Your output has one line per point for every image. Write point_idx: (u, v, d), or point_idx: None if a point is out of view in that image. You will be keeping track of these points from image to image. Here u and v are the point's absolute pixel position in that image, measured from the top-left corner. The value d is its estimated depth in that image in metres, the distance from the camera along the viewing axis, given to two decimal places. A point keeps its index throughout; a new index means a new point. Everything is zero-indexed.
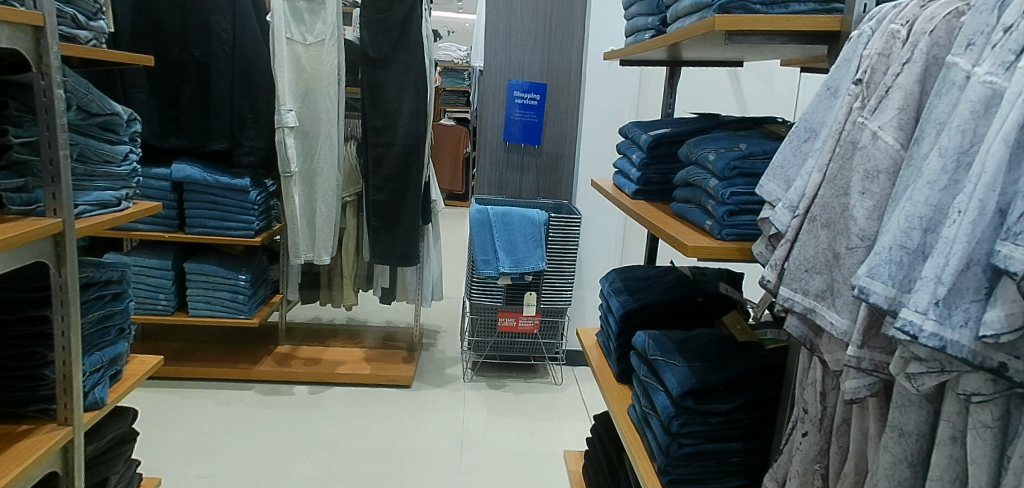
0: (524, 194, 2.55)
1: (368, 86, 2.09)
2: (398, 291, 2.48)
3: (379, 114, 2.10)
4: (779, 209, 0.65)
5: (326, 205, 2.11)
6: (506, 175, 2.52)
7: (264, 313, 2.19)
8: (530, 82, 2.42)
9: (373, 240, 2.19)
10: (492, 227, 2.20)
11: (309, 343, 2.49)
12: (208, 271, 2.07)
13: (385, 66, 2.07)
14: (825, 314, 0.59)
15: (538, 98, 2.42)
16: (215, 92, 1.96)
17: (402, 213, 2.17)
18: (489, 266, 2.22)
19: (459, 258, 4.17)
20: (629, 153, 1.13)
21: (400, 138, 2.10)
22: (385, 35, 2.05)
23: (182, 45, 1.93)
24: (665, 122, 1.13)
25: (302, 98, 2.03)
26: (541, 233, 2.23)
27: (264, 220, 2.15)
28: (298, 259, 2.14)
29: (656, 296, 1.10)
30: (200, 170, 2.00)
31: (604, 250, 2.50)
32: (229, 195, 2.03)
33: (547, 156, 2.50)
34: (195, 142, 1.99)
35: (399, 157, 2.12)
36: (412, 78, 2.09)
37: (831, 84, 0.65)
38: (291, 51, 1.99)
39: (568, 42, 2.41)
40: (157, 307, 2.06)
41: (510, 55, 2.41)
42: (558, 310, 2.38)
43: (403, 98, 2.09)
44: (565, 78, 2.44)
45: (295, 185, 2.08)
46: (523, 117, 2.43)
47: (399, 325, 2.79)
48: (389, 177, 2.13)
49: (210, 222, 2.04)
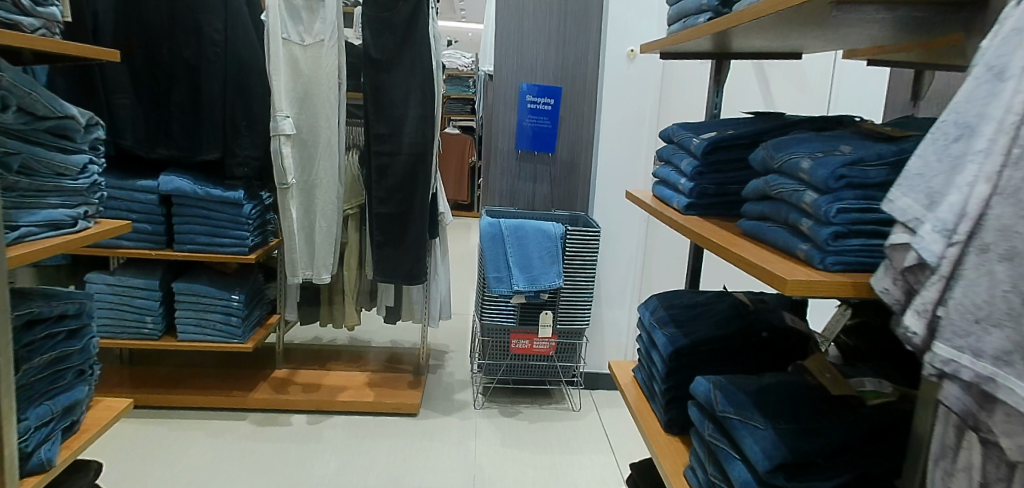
0: (537, 205, 2.38)
1: (370, 89, 1.93)
2: (404, 310, 2.31)
3: (383, 120, 1.94)
4: (924, 234, 0.48)
5: (327, 219, 1.94)
6: (518, 185, 2.35)
7: (260, 337, 2.02)
8: (543, 85, 2.25)
9: (377, 256, 2.02)
10: (505, 242, 2.05)
11: (307, 367, 2.32)
12: (197, 292, 1.90)
13: (389, 68, 1.92)
14: (1013, 386, 0.40)
15: (552, 103, 2.26)
16: (205, 97, 1.81)
17: (408, 227, 2.00)
18: (502, 284, 2.05)
19: (467, 272, 4.00)
20: (675, 160, 0.96)
21: (405, 147, 1.94)
22: (389, 36, 1.90)
23: (169, 46, 1.78)
24: (716, 123, 0.96)
25: (300, 103, 1.89)
26: (558, 248, 2.06)
27: (259, 235, 2.00)
28: (295, 278, 1.96)
29: (711, 329, 0.92)
30: (190, 182, 1.84)
31: (625, 265, 2.32)
32: (220, 208, 1.87)
33: (562, 163, 2.32)
34: (185, 152, 1.84)
35: (405, 167, 1.96)
36: (418, 80, 1.94)
37: (991, 63, 0.47)
38: (288, 53, 1.85)
39: (584, 42, 2.23)
40: (142, 331, 1.89)
41: (522, 58, 2.24)
42: (576, 331, 2.20)
43: (409, 104, 1.94)
44: (581, 80, 2.27)
45: (292, 197, 1.92)
46: (536, 123, 2.27)
47: (405, 346, 2.61)
48: (393, 188, 1.97)
49: (200, 238, 1.88)
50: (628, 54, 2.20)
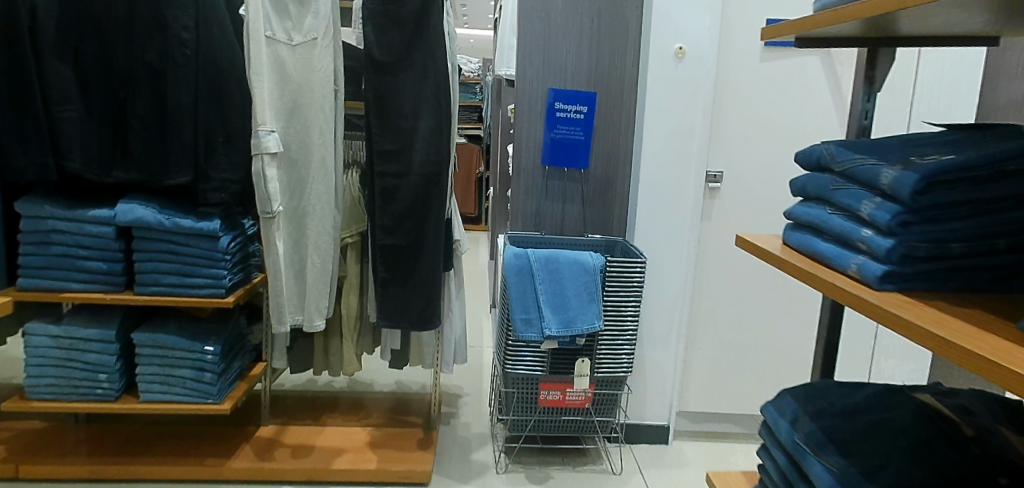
0: (566, 229, 2.05)
1: (372, 97, 1.61)
2: (412, 354, 2.00)
3: (389, 136, 1.61)
4: None
5: (320, 253, 1.61)
6: (544, 205, 2.02)
7: (240, 393, 1.69)
8: (575, 91, 1.93)
9: (381, 296, 1.69)
10: (534, 277, 1.72)
11: (298, 421, 1.98)
12: (163, 343, 1.57)
13: (395, 73, 1.59)
14: None
15: (585, 111, 1.93)
16: (172, 109, 1.49)
17: (418, 260, 1.67)
18: (531, 328, 1.71)
19: (478, 295, 3.67)
20: (844, 197, 0.62)
21: (415, 166, 1.62)
22: (397, 32, 1.58)
23: (126, 47, 1.46)
24: (901, 141, 0.63)
25: (289, 116, 1.56)
26: (597, 284, 1.73)
27: (239, 272, 1.67)
28: (281, 326, 1.60)
29: (912, 468, 0.58)
30: (153, 211, 1.52)
31: (672, 300, 1.97)
32: (191, 242, 1.55)
33: (596, 182, 2.00)
34: (148, 175, 1.52)
35: (415, 189, 1.63)
36: (430, 86, 1.61)
37: None
38: (273, 54, 1.52)
39: (622, 40, 1.91)
40: (96, 392, 1.56)
41: (549, 59, 1.92)
42: (617, 380, 1.85)
43: (419, 115, 1.61)
44: (618, 84, 1.94)
45: (279, 228, 1.56)
46: (567, 134, 1.95)
47: (412, 389, 2.28)
48: (402, 215, 1.64)
49: (166, 278, 1.56)
50: (676, 52, 1.83)
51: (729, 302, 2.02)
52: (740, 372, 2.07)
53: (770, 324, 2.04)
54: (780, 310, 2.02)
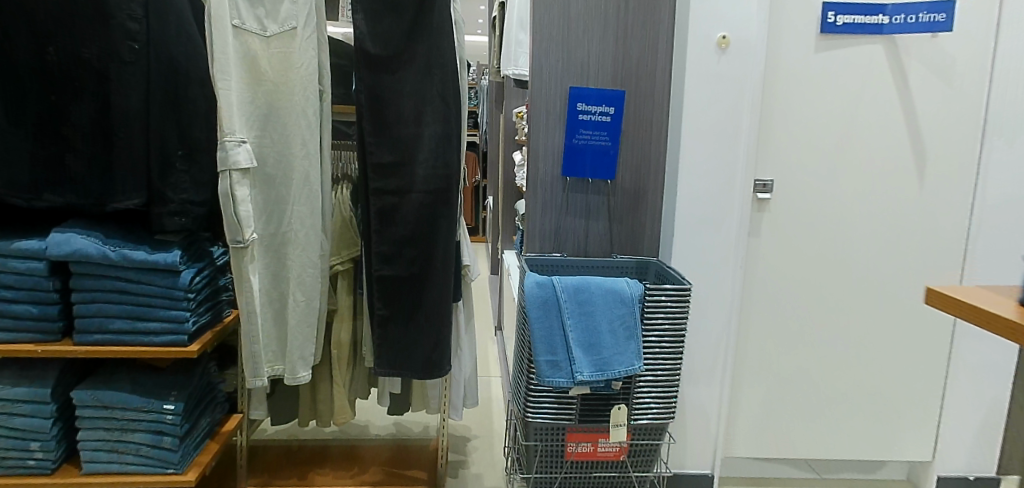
0: (591, 249, 1.78)
1: (365, 98, 1.33)
2: (414, 398, 1.72)
3: (386, 145, 1.33)
4: None
5: (303, 288, 1.32)
6: (565, 223, 1.75)
7: (207, 458, 1.39)
8: (600, 90, 1.66)
9: (379, 337, 1.40)
10: (561, 311, 1.45)
11: (282, 479, 1.69)
12: (109, 403, 1.28)
13: (393, 69, 1.32)
14: None
15: (612, 113, 1.67)
16: (118, 115, 1.21)
17: (424, 293, 1.39)
18: (558, 372, 1.44)
19: (482, 315, 3.38)
20: None
21: (418, 181, 1.35)
22: (395, 19, 1.31)
23: (59, 39, 1.18)
24: None
25: (263, 122, 1.28)
26: (635, 318, 1.46)
27: (206, 312, 1.38)
28: (257, 378, 1.31)
29: None
30: (97, 241, 1.23)
31: (716, 330, 1.71)
32: (145, 278, 1.26)
33: (624, 194, 1.74)
34: (90, 198, 1.24)
35: (419, 208, 1.35)
36: (435, 85, 1.35)
37: None
38: (243, 47, 1.24)
39: (653, 30, 1.65)
40: (28, 464, 1.27)
41: (570, 52, 1.65)
42: (658, 427, 1.57)
43: (423, 121, 1.34)
44: (649, 81, 1.68)
45: (252, 259, 1.28)
46: (591, 140, 1.68)
47: (415, 433, 1.99)
48: (404, 241, 1.36)
49: (113, 322, 1.27)
50: (718, 42, 1.58)
51: (780, 330, 1.76)
52: (791, 408, 1.81)
53: (826, 354, 1.78)
54: (834, 337, 1.78)
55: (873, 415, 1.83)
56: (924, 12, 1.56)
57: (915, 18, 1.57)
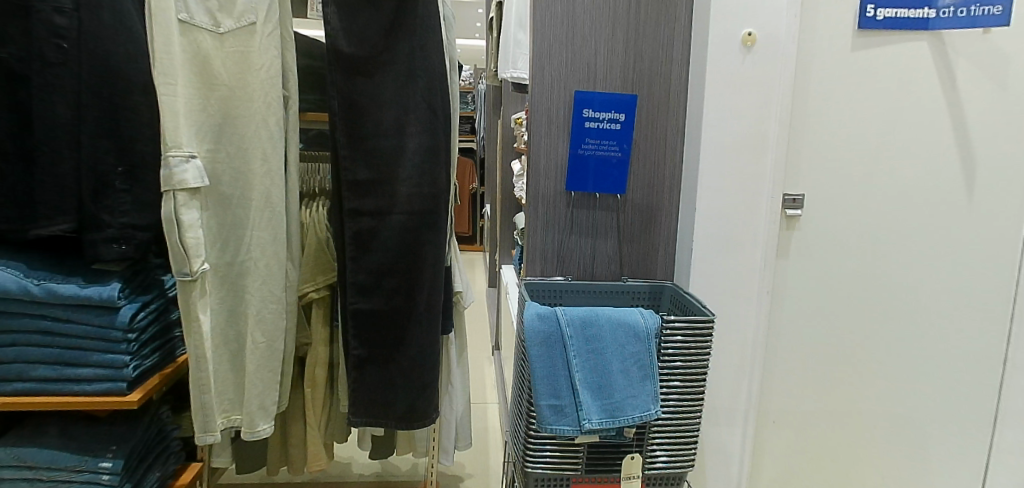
0: (598, 271, 1.59)
1: (337, 104, 1.13)
2: (399, 441, 1.53)
3: (363, 160, 1.14)
4: None
5: (264, 327, 1.12)
6: (568, 243, 1.57)
7: None
8: (608, 94, 1.48)
9: (355, 381, 1.20)
10: (566, 349, 1.25)
11: None
12: (34, 461, 1.11)
13: (371, 72, 1.13)
14: None
15: (621, 120, 1.48)
16: (41, 126, 1.01)
17: (407, 330, 1.20)
18: (562, 419, 1.24)
19: (477, 333, 3.19)
20: None
21: (400, 201, 1.16)
22: (372, 13, 1.12)
23: None
24: None
25: (217, 134, 1.09)
26: (651, 356, 1.26)
27: (153, 353, 1.19)
28: (211, 433, 1.11)
29: None
30: (17, 273, 1.05)
31: (740, 365, 1.52)
32: (75, 316, 1.08)
33: (635, 210, 1.55)
34: (9, 224, 1.05)
35: (402, 232, 1.16)
36: (421, 89, 1.16)
37: None
38: (192, 45, 1.05)
39: (668, 27, 1.47)
40: None
41: (575, 51, 1.46)
42: (675, 478, 1.38)
43: (406, 131, 1.15)
44: (664, 84, 1.50)
45: (203, 294, 1.08)
46: (598, 150, 1.50)
47: (402, 474, 1.80)
48: (383, 270, 1.17)
49: (38, 368, 1.09)
50: (744, 40, 1.39)
51: (809, 364, 1.58)
52: (822, 449, 1.62)
53: (860, 389, 1.60)
54: (871, 370, 1.59)
55: (913, 456, 1.64)
56: (977, 4, 1.36)
57: (965, 10, 1.37)
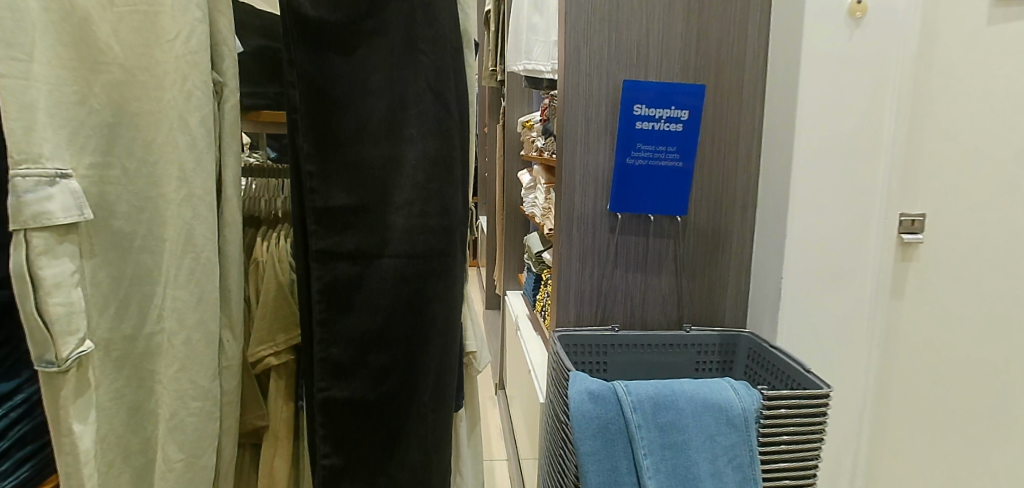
0: (648, 317, 1.22)
1: (294, 92, 0.72)
2: None
3: (337, 178, 0.74)
4: None
5: (189, 443, 0.69)
6: (611, 281, 1.19)
7: None
8: (665, 85, 1.11)
9: None
10: (630, 443, 0.88)
11: None
12: None
13: (350, 47, 0.74)
14: None
15: (684, 120, 1.12)
16: None
17: (404, 425, 0.82)
18: None
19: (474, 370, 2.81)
20: None
21: (393, 240, 0.77)
22: None
23: None
24: None
25: (108, 122, 0.62)
26: (750, 452, 0.89)
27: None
28: None
29: None
30: None
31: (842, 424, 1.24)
32: None
33: (699, 237, 1.19)
34: None
35: (395, 285, 0.78)
36: (422, 71, 0.78)
37: None
38: None
39: None
40: None
41: (623, 27, 1.09)
42: None
43: (403, 135, 0.77)
44: (738, 71, 1.13)
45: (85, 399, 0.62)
46: (651, 160, 1.13)
47: None
48: (368, 342, 0.77)
49: None
50: (852, 10, 1.04)
51: (899, 410, 1.33)
52: None
53: (983, 449, 1.31)
54: (996, 427, 1.29)
55: None
56: None
57: None
